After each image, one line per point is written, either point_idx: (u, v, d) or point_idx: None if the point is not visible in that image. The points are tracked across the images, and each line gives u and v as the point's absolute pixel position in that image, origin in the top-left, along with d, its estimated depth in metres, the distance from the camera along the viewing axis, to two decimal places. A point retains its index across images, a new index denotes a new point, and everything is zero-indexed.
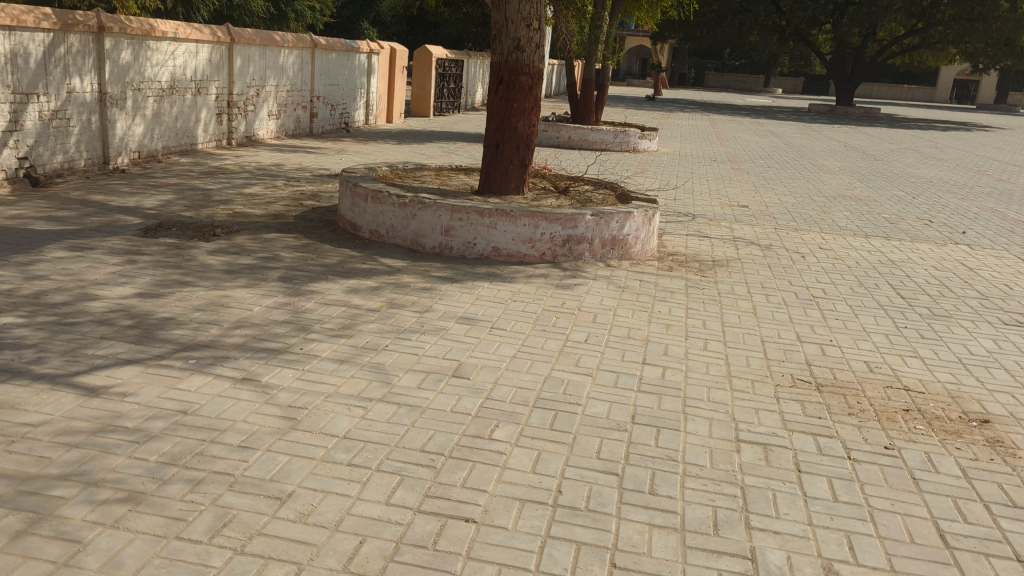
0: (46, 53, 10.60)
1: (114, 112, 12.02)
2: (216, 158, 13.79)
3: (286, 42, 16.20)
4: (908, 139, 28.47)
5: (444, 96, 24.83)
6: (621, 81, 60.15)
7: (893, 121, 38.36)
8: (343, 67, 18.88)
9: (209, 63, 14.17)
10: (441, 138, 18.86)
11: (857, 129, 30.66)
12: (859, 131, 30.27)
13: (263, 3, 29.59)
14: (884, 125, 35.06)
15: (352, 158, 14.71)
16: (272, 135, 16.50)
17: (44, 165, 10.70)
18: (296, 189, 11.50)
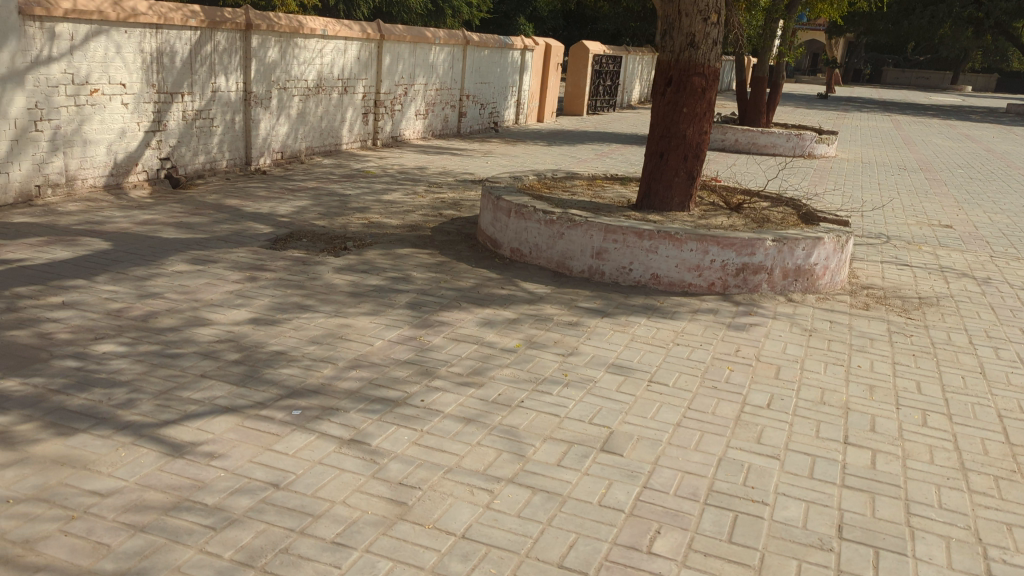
0: (193, 51, 10.53)
1: (258, 111, 11.76)
2: (359, 159, 13.33)
3: (437, 39, 15.52)
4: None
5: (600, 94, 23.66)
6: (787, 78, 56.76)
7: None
8: (495, 65, 18.08)
9: (358, 61, 13.68)
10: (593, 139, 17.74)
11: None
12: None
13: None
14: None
15: (497, 161, 13.88)
16: (419, 136, 15.93)
17: (187, 165, 10.63)
18: (437, 196, 10.74)
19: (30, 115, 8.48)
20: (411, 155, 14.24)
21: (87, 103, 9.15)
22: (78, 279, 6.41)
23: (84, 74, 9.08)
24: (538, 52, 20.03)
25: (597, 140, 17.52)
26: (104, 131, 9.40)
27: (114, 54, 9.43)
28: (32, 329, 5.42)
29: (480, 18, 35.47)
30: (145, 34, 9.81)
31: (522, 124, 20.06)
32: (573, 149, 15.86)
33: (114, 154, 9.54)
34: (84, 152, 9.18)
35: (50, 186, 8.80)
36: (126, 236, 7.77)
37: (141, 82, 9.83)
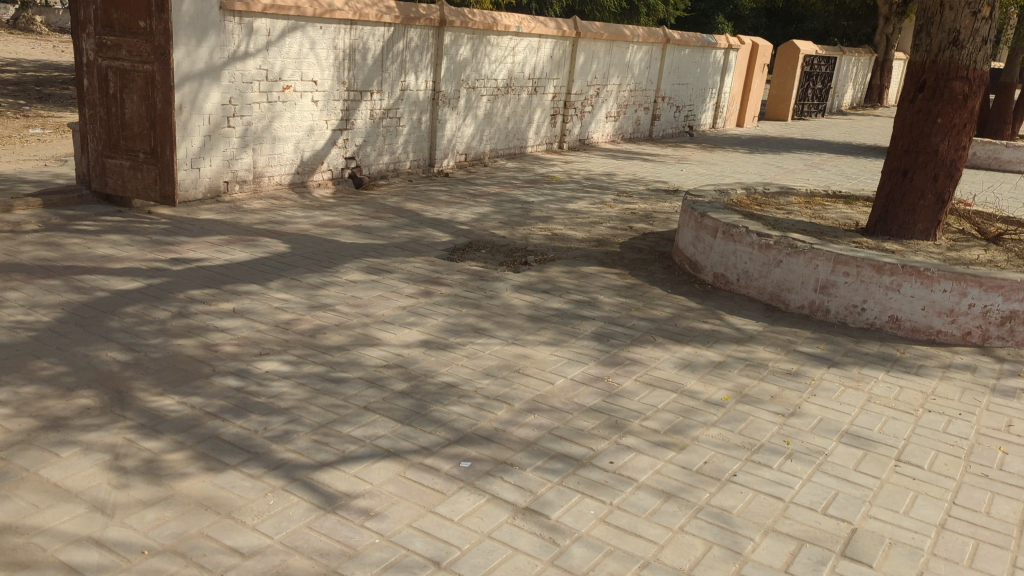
0: (385, 48, 10.30)
1: (445, 111, 11.41)
2: (544, 163, 12.74)
3: (635, 37, 14.77)
4: None
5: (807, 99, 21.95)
6: None
7: None
8: (696, 64, 17.24)
9: (551, 60, 13.05)
10: (797, 148, 16.23)
11: None
12: None
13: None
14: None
15: (691, 170, 12.87)
16: (607, 139, 15.18)
17: (370, 165, 10.51)
18: (627, 207, 9.91)
19: (224, 110, 8.51)
20: (599, 160, 13.50)
21: (278, 99, 9.10)
22: (252, 284, 6.13)
23: (278, 70, 9.03)
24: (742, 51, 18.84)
25: (801, 149, 15.99)
26: (293, 129, 9.37)
27: (308, 50, 9.33)
28: (198, 338, 5.11)
29: (673, 18, 34.23)
30: (339, 30, 9.65)
31: (719, 129, 19.07)
32: (775, 158, 14.50)
33: (299, 151, 9.52)
34: (272, 149, 9.19)
35: (237, 183, 8.87)
36: (304, 240, 7.53)
37: (333, 79, 9.70)
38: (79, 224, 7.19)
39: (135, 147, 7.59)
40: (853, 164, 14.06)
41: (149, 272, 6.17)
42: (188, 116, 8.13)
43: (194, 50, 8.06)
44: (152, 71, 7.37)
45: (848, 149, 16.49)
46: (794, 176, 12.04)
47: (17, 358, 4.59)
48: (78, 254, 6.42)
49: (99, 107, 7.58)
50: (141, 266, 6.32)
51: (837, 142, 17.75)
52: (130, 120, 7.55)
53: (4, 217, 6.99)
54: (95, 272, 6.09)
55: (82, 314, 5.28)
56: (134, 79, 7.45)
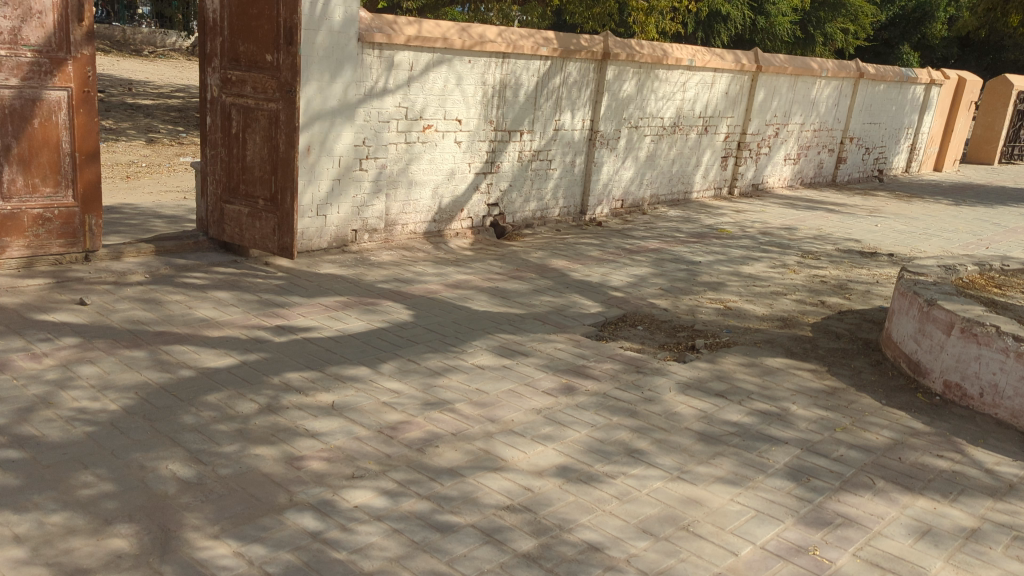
0: (540, 83, 9.37)
1: (602, 152, 10.38)
2: (710, 213, 11.35)
3: (824, 72, 13.72)
4: None
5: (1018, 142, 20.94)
6: None
7: None
8: (893, 102, 16.08)
9: (727, 96, 12.05)
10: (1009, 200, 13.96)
11: None
12: None
13: (789, 27, 26.84)
14: None
15: (887, 228, 11.10)
16: (785, 184, 14.08)
17: (512, 213, 9.59)
18: (813, 273, 8.37)
19: (356, 152, 7.77)
20: (775, 210, 11.97)
21: (416, 140, 8.30)
22: (361, 367, 5.13)
23: (419, 108, 8.23)
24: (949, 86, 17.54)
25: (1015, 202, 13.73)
26: (432, 172, 8.55)
27: (454, 86, 8.50)
28: (281, 446, 4.11)
29: (850, 51, 31.89)
30: (490, 64, 8.81)
31: (914, 173, 17.71)
32: (987, 213, 12.40)
33: (436, 197, 8.68)
34: (408, 194, 8.37)
35: (367, 232, 8.08)
36: (432, 305, 6.51)
37: (479, 117, 8.83)
38: (188, 277, 6.63)
39: (255, 192, 6.93)
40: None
41: (248, 345, 5.31)
42: (317, 157, 7.46)
43: (327, 87, 7.40)
44: (276, 110, 6.66)
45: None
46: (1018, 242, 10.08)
47: (61, 469, 3.73)
48: (177, 318, 5.68)
49: (221, 148, 7.00)
50: (240, 335, 5.48)
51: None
52: (251, 163, 6.90)
53: (112, 266, 6.51)
54: (188, 342, 5.29)
55: (156, 402, 4.43)
56: (258, 118, 6.78)
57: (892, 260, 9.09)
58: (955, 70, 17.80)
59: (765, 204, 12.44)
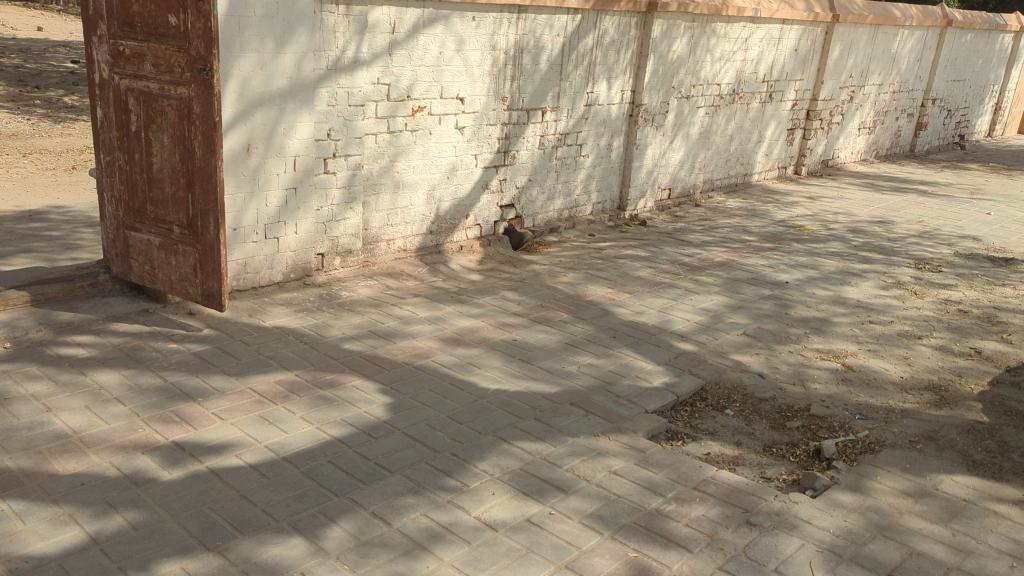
0: (567, 45, 7.22)
1: (646, 131, 8.26)
2: (777, 203, 9.25)
3: (907, 21, 11.88)
4: None
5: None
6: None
7: None
8: (978, 55, 14.34)
9: (795, 54, 10.06)
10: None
11: None
12: None
13: None
14: None
15: (999, 218, 9.02)
16: (858, 157, 12.09)
17: (532, 215, 7.54)
18: (942, 295, 6.25)
19: (319, 148, 5.69)
20: (854, 196, 9.89)
21: (402, 128, 6.22)
22: (290, 540, 3.06)
23: (406, 84, 6.13)
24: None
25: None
26: (427, 169, 6.49)
27: (455, 52, 6.37)
28: None
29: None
30: (502, 21, 6.64)
31: (997, 137, 16.08)
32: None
33: (431, 201, 6.65)
34: (394, 199, 6.37)
35: (338, 255, 6.05)
36: (419, 381, 4.42)
37: (487, 93, 6.71)
38: (67, 343, 4.59)
39: (167, 216, 4.87)
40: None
41: (111, 493, 3.26)
42: (261, 159, 5.39)
43: (271, 59, 5.26)
44: (189, 98, 4.57)
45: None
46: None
47: None
48: (17, 437, 3.62)
49: (118, 152, 4.93)
50: (107, 469, 3.41)
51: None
52: (159, 175, 4.83)
53: None
54: (14, 493, 3.24)
55: None
56: (164, 110, 4.69)
57: None
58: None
59: (840, 186, 10.38)
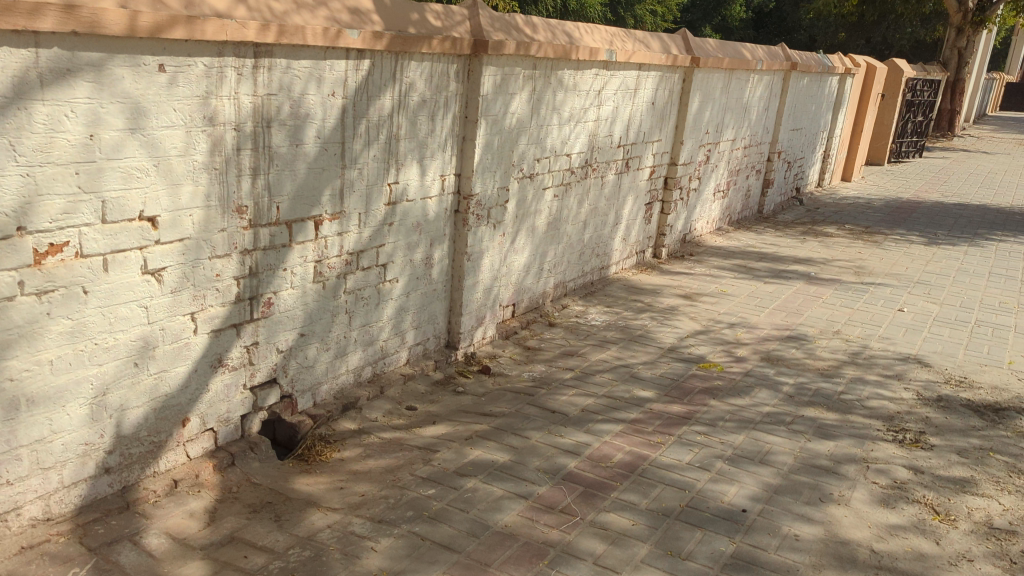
0: (353, 110, 4.36)
1: (479, 232, 5.60)
2: (652, 317, 6.88)
3: (758, 65, 10.15)
4: None
5: (904, 135, 20.64)
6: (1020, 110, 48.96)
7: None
8: (812, 100, 13.18)
9: (652, 109, 7.81)
10: (983, 250, 10.81)
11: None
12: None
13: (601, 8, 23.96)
14: None
15: (916, 320, 7.27)
16: (715, 228, 10.22)
17: (307, 389, 4.53)
18: (977, 514, 3.90)
19: None
20: (736, 293, 7.80)
21: (9, 293, 3.02)
22: None
23: (12, 205, 2.96)
24: (858, 76, 15.52)
25: (995, 255, 10.52)
26: (84, 360, 3.33)
27: (126, 134, 3.28)
28: None
29: (664, 28, 29.43)
30: (228, 73, 3.64)
31: (826, 186, 15.37)
32: (996, 283, 8.94)
33: (99, 416, 3.44)
34: (6, 433, 3.12)
35: None
36: None
37: (205, 201, 3.68)
38: None
39: None
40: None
41: None
42: None
43: None
44: None
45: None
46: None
47: None
48: None
49: None
50: None
51: (1005, 229, 12.51)
52: None
53: None
54: None
55: None
56: None
57: None
58: (864, 57, 15.88)
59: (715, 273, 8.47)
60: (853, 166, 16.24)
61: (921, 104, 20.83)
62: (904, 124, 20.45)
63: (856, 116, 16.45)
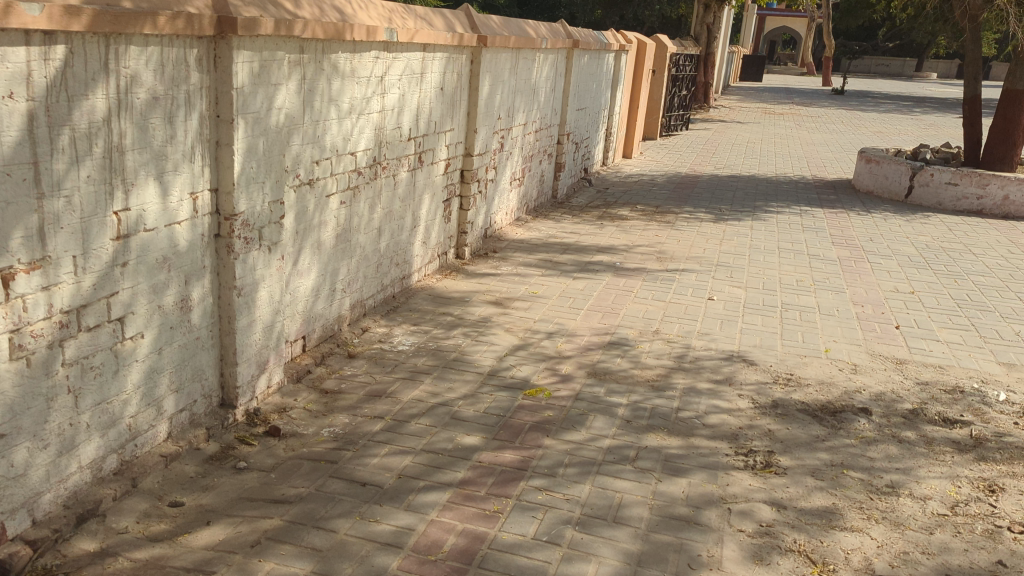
0: (47, 117, 3.11)
1: (251, 259, 4.48)
2: (463, 334, 6.10)
3: (543, 43, 9.63)
4: None
5: (673, 110, 21.41)
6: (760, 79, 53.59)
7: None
8: (592, 78, 13.03)
9: (440, 95, 6.98)
10: (765, 223, 11.08)
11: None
12: None
13: None
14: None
15: (728, 310, 7.06)
16: (512, 217, 9.94)
17: (17, 507, 3.26)
18: (855, 558, 3.47)
19: None
20: (547, 295, 7.24)
21: None
22: None
23: None
24: (631, 53, 15.62)
25: (777, 228, 10.81)
26: None
27: None
28: None
29: (431, 4, 28.69)
30: None
31: (611, 165, 15.60)
32: (787, 259, 9.07)
33: None
34: None
35: None
36: None
37: None
38: None
39: None
40: (913, 266, 9.04)
41: None
42: None
43: None
44: None
45: (824, 219, 11.64)
46: (925, 330, 6.73)
47: None
48: None
49: None
50: None
51: (778, 199, 13.04)
52: None
53: None
54: None
55: None
56: None
57: (878, 428, 4.71)
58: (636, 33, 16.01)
59: (524, 269, 8.12)
60: (633, 143, 16.59)
61: (685, 79, 21.68)
62: (672, 98, 21.22)
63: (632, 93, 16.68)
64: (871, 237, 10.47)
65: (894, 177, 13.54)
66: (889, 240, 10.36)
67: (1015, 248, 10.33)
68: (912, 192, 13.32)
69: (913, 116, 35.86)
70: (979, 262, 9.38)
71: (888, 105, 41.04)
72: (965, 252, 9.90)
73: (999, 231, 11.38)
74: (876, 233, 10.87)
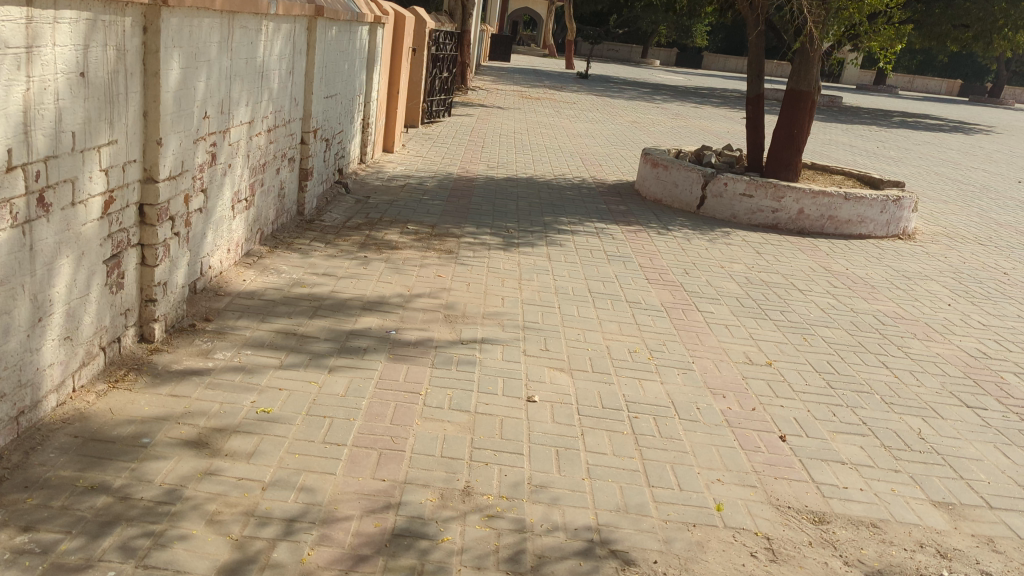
0: None
1: None
2: (124, 547, 3.29)
3: (272, 8, 6.79)
4: (977, 171, 22.77)
5: (433, 93, 19.02)
6: (507, 58, 52.98)
7: (875, 135, 33.30)
8: (342, 56, 10.28)
9: (79, 85, 4.02)
10: (563, 249, 9.07)
11: (896, 157, 24.79)
12: (902, 159, 24.36)
13: None
14: (887, 144, 29.76)
15: (559, 425, 4.82)
16: (239, 255, 7.11)
17: None
18: None
19: None
20: (286, 417, 4.53)
21: None
22: None
23: None
24: (389, 26, 12.97)
25: (578, 257, 8.80)
26: None
27: None
28: None
29: None
30: None
31: (370, 162, 12.95)
32: (606, 311, 7.05)
33: None
34: None
35: None
36: None
37: None
38: None
39: None
40: (750, 315, 7.39)
41: None
42: None
43: None
44: None
45: (625, 239, 9.89)
46: (818, 444, 4.95)
47: None
48: None
49: None
50: None
51: (567, 212, 11.12)
52: None
53: None
54: None
55: None
56: None
57: None
58: (392, 3, 13.38)
59: (250, 354, 5.31)
60: (395, 134, 14.01)
61: (448, 60, 19.29)
62: (434, 81, 18.86)
63: (391, 75, 14.06)
64: (686, 269, 8.75)
65: (684, 184, 12.01)
66: (707, 272, 8.73)
67: (832, 277, 9.15)
68: (703, 204, 11.87)
69: (658, 105, 36.46)
70: (812, 304, 7.96)
71: (633, 92, 41.71)
72: (790, 287, 8.50)
73: (805, 253, 10.17)
74: (685, 262, 9.06)
